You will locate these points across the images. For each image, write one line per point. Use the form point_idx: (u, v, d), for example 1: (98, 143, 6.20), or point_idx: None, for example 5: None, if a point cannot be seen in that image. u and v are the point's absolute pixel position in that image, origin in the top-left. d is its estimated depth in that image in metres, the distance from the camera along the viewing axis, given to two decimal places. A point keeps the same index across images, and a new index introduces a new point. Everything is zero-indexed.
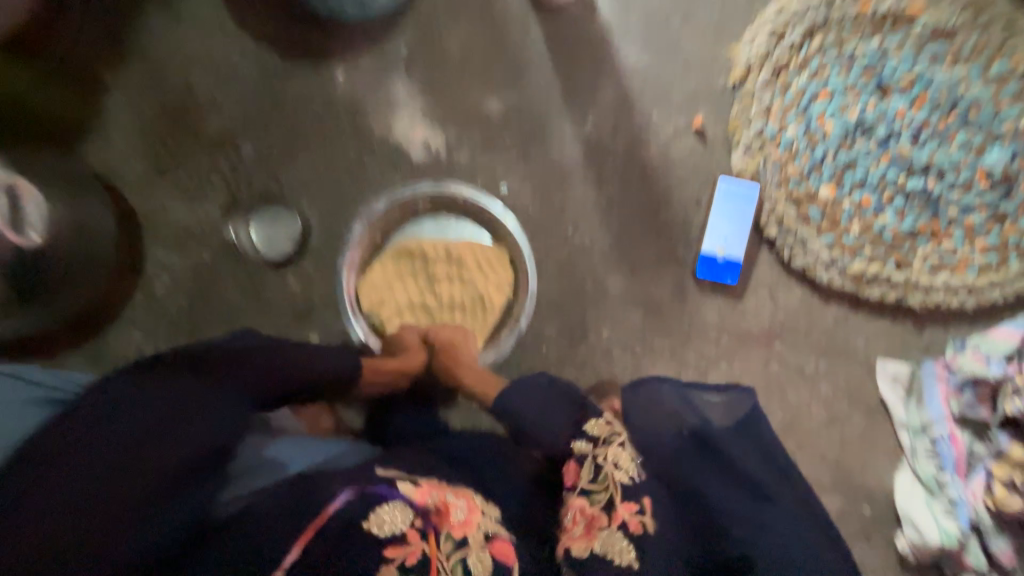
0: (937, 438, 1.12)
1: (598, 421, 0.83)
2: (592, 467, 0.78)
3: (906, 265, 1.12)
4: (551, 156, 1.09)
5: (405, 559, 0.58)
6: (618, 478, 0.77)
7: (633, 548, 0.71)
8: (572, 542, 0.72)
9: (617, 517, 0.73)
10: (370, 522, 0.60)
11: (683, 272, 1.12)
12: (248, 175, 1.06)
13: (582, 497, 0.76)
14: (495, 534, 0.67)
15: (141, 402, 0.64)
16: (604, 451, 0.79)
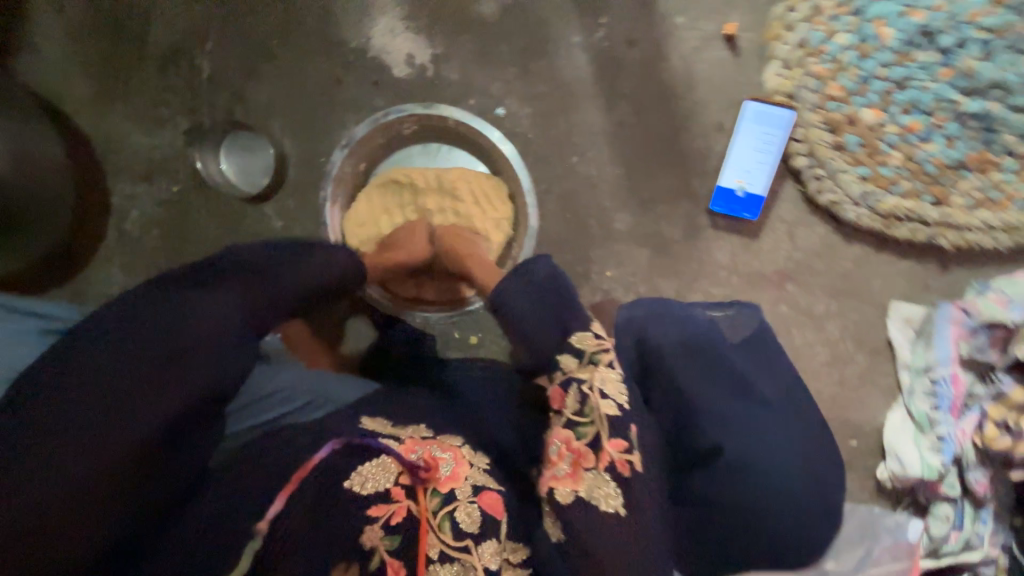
0: (939, 379, 1.10)
1: (586, 335, 0.65)
2: (579, 394, 0.61)
3: (945, 200, 1.02)
4: (555, 70, 0.94)
5: (391, 517, 0.53)
6: (607, 409, 0.60)
7: (621, 492, 0.57)
8: (557, 482, 0.59)
9: (605, 457, 0.58)
10: (353, 482, 0.54)
11: (697, 207, 1.02)
12: (209, 95, 0.93)
13: (567, 428, 0.61)
14: (484, 485, 0.59)
15: (160, 317, 0.56)
16: (591, 376, 0.62)
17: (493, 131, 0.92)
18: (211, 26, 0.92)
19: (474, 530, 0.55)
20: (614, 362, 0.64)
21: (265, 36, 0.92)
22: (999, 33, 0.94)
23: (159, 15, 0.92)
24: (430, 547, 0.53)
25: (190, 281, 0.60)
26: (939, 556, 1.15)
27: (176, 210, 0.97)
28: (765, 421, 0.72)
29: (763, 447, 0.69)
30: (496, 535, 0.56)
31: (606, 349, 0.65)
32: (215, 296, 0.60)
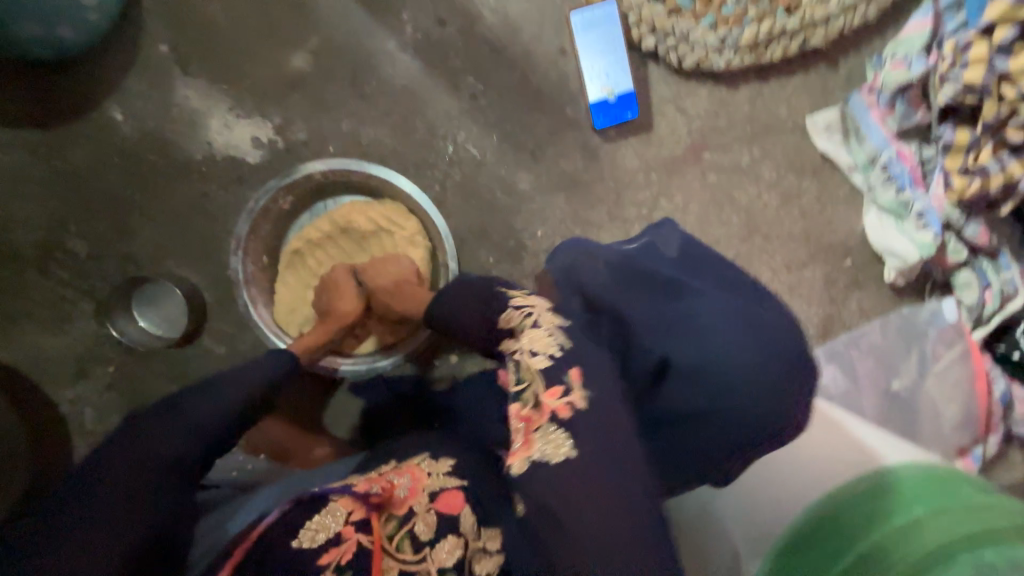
0: (888, 162, 1.09)
1: (511, 311, 0.60)
2: (513, 364, 0.55)
3: (796, 6, 1.00)
4: (388, 82, 0.95)
5: (340, 559, 0.51)
6: (538, 364, 0.53)
7: (569, 437, 0.49)
8: (510, 458, 0.52)
9: (545, 410, 0.51)
10: (301, 538, 0.52)
11: (584, 131, 1.02)
12: (99, 270, 0.93)
13: (514, 401, 0.54)
14: (442, 489, 0.57)
15: (162, 424, 0.58)
16: (520, 343, 0.56)
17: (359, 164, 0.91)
18: (64, 211, 0.92)
19: (429, 536, 0.53)
20: (538, 319, 0.57)
21: (121, 190, 0.93)
22: None
23: (11, 225, 0.92)
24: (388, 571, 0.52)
25: (186, 391, 0.62)
26: (986, 321, 1.13)
27: (124, 388, 0.96)
28: (718, 334, 0.56)
29: (705, 343, 0.55)
30: (457, 529, 0.54)
31: (529, 312, 0.58)
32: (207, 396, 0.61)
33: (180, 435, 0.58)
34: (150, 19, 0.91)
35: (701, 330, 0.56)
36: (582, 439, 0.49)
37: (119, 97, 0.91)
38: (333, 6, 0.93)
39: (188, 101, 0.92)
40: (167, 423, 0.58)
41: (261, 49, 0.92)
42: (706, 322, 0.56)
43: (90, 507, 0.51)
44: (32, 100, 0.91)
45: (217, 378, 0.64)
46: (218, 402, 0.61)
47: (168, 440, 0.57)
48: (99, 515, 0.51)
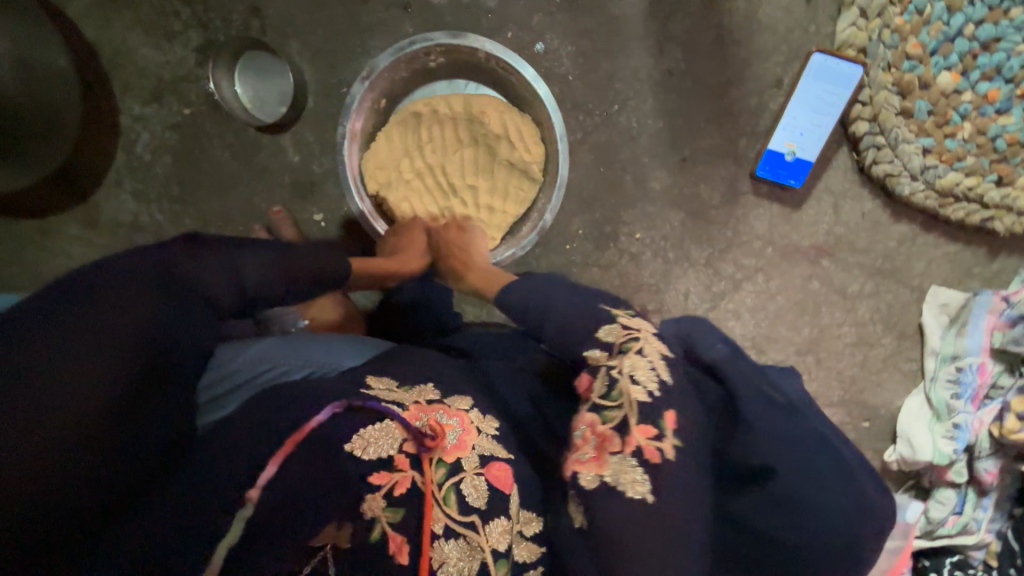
0: (965, 367, 1.07)
1: (615, 326, 0.58)
2: (607, 379, 0.54)
3: (1009, 181, 0.95)
4: (603, 4, 0.86)
5: (393, 488, 0.48)
6: (636, 394, 0.52)
7: (648, 478, 0.49)
8: (580, 466, 0.51)
9: (631, 442, 0.50)
10: (354, 445, 0.48)
11: (740, 170, 0.96)
12: (224, 6, 0.85)
13: (592, 411, 0.54)
14: (493, 454, 0.54)
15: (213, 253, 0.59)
16: (620, 362, 0.54)
17: (527, 67, 0.83)
18: None
19: (482, 506, 0.51)
20: (645, 348, 0.55)
21: None
22: None
23: None
24: (434, 522, 0.48)
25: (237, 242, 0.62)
26: (934, 537, 1.17)
27: (190, 136, 0.91)
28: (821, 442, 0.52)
29: (811, 510, 0.50)
30: (506, 512, 0.52)
31: (637, 337, 0.57)
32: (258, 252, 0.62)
33: (218, 277, 0.57)
34: None
35: (804, 447, 0.51)
36: (664, 485, 0.49)
37: None
38: None
39: None
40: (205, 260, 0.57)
41: None
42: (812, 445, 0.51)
43: (102, 302, 0.48)
44: None
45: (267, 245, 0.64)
46: (289, 258, 0.65)
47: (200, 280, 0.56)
48: (110, 312, 0.48)
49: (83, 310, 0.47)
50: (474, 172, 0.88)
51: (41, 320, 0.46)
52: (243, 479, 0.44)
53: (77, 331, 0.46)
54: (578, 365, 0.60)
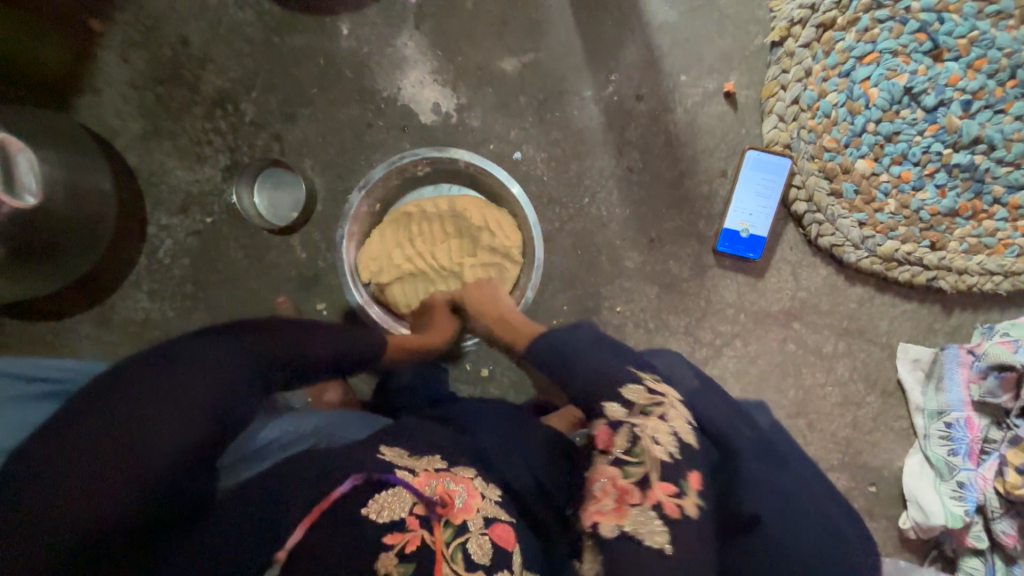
0: (952, 422, 1.10)
1: (639, 388, 0.66)
2: (630, 435, 0.62)
3: (942, 246, 1.07)
4: (568, 120, 1.02)
5: (405, 546, 0.52)
6: (658, 454, 0.61)
7: (666, 529, 0.59)
8: (602, 517, 0.61)
9: (651, 497, 0.60)
10: (370, 509, 0.53)
11: (704, 247, 1.07)
12: (250, 135, 1.00)
13: (614, 466, 0.62)
14: (495, 517, 0.59)
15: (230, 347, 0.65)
16: (643, 423, 0.63)
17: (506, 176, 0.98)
18: (253, 73, 1.00)
19: (486, 562, 0.55)
20: (667, 413, 0.64)
21: (305, 85, 1.00)
22: (978, 94, 1.01)
23: (204, 59, 0.99)
24: None
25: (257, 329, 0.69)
26: None
27: (208, 240, 1.02)
28: (800, 497, 0.70)
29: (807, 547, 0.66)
30: (508, 565, 0.56)
31: (660, 402, 0.66)
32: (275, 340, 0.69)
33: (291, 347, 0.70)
34: None
35: (789, 499, 0.68)
36: (682, 539, 0.58)
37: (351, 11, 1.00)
38: (560, 36, 1.02)
39: (403, 46, 1.00)
40: (268, 334, 0.69)
41: (484, 36, 1.01)
42: (798, 498, 0.69)
43: (197, 365, 0.62)
44: None
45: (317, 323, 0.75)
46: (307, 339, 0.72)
47: (266, 352, 0.67)
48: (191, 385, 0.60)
49: (181, 365, 0.61)
50: (460, 255, 0.98)
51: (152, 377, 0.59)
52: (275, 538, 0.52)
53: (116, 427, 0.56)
54: (596, 422, 0.67)
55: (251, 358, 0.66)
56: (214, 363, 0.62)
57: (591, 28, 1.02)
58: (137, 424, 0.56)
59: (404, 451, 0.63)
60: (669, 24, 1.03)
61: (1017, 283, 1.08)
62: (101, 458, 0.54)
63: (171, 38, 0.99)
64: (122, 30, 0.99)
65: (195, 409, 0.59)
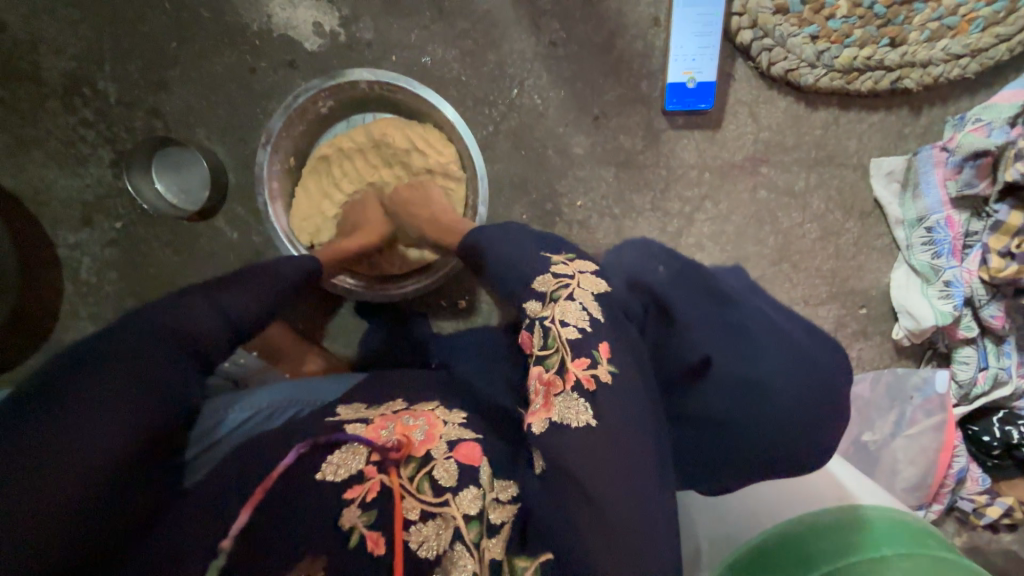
0: (934, 225, 1.08)
1: (547, 276, 0.57)
2: (542, 330, 0.55)
3: (902, 40, 0.98)
4: (470, 3, 0.90)
5: (365, 495, 0.49)
6: (568, 334, 0.53)
7: (589, 405, 0.50)
8: (531, 416, 0.53)
9: (571, 378, 0.51)
10: (325, 472, 0.51)
11: (652, 111, 0.98)
12: (123, 117, 0.88)
13: (537, 364, 0.55)
14: (460, 438, 0.55)
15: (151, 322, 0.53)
16: (552, 312, 0.54)
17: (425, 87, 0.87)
18: (99, 43, 0.85)
19: (453, 484, 0.50)
20: (578, 292, 0.56)
21: (162, 41, 0.86)
22: None
23: (39, 42, 0.85)
24: (408, 509, 0.49)
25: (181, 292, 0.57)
26: (971, 399, 1.15)
27: (128, 247, 0.94)
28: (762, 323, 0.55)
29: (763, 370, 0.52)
30: (478, 482, 0.52)
31: (568, 283, 0.56)
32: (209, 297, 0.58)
33: (236, 301, 0.59)
34: None
35: (741, 336, 0.54)
36: (606, 408, 0.50)
37: None
38: None
39: None
40: (196, 301, 0.57)
41: None
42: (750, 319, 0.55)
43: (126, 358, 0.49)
44: None
45: (251, 268, 0.64)
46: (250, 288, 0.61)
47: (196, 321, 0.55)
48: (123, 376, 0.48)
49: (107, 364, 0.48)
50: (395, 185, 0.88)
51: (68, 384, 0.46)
52: (219, 509, 0.47)
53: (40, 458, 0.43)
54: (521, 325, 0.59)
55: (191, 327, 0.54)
56: (144, 345, 0.51)
57: None
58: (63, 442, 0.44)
59: (361, 406, 0.63)
60: None
61: (985, 61, 1.00)
62: (42, 476, 0.42)
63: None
64: None
65: (143, 401, 0.48)
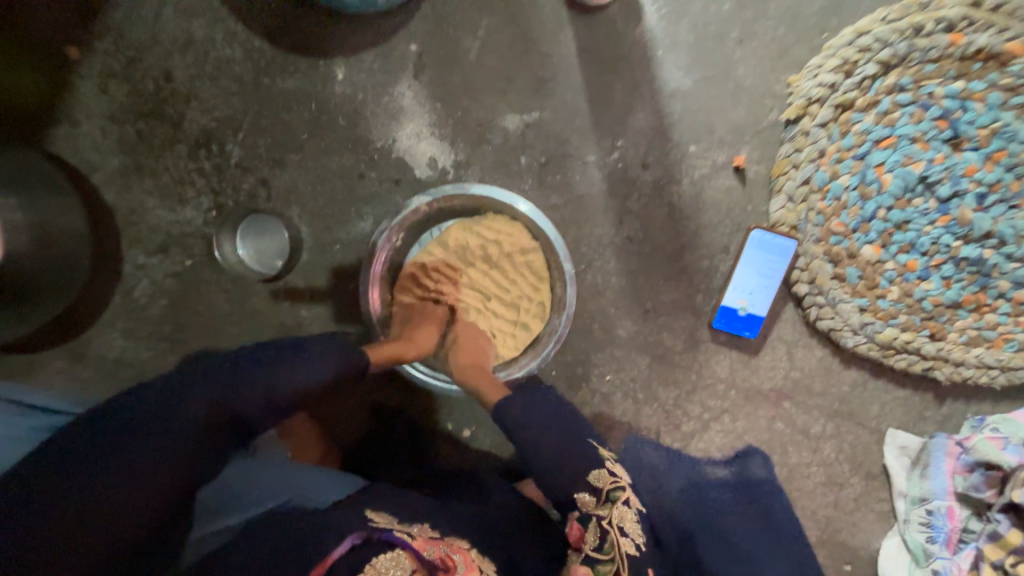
0: (934, 510, 1.07)
1: (603, 474, 0.76)
2: (598, 530, 0.74)
3: (941, 336, 1.04)
4: (569, 184, 0.98)
5: None
6: (624, 545, 0.73)
7: None
8: None
9: None
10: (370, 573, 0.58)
11: (699, 321, 1.04)
12: (235, 178, 0.96)
13: (586, 563, 0.74)
14: None
15: (202, 391, 0.69)
16: (610, 514, 0.74)
17: (525, 203, 0.94)
18: (241, 113, 0.94)
19: None
20: (629, 498, 0.76)
21: (293, 129, 0.94)
22: (994, 187, 0.97)
23: (190, 97, 0.93)
24: None
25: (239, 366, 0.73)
26: None
27: (187, 284, 0.98)
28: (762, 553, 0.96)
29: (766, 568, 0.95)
30: None
31: (621, 486, 0.76)
32: (253, 384, 0.71)
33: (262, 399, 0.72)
34: (417, 10, 0.92)
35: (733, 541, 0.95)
36: None
37: (348, 53, 0.93)
38: (569, 94, 0.96)
39: (401, 95, 0.94)
40: (245, 381, 0.71)
41: (486, 92, 0.95)
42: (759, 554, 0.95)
43: (175, 420, 0.66)
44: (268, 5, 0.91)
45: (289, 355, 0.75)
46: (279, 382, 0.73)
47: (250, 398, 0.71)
48: (154, 439, 0.64)
49: (157, 427, 0.65)
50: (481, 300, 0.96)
51: (123, 431, 0.64)
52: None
53: (88, 484, 0.61)
54: (569, 516, 0.78)
55: (234, 404, 0.70)
56: (187, 413, 0.67)
57: (601, 87, 0.96)
58: (103, 474, 0.62)
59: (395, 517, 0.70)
60: (682, 92, 0.97)
61: (1013, 379, 1.06)
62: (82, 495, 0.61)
63: (157, 71, 0.92)
64: (106, 61, 0.91)
65: (183, 443, 0.66)
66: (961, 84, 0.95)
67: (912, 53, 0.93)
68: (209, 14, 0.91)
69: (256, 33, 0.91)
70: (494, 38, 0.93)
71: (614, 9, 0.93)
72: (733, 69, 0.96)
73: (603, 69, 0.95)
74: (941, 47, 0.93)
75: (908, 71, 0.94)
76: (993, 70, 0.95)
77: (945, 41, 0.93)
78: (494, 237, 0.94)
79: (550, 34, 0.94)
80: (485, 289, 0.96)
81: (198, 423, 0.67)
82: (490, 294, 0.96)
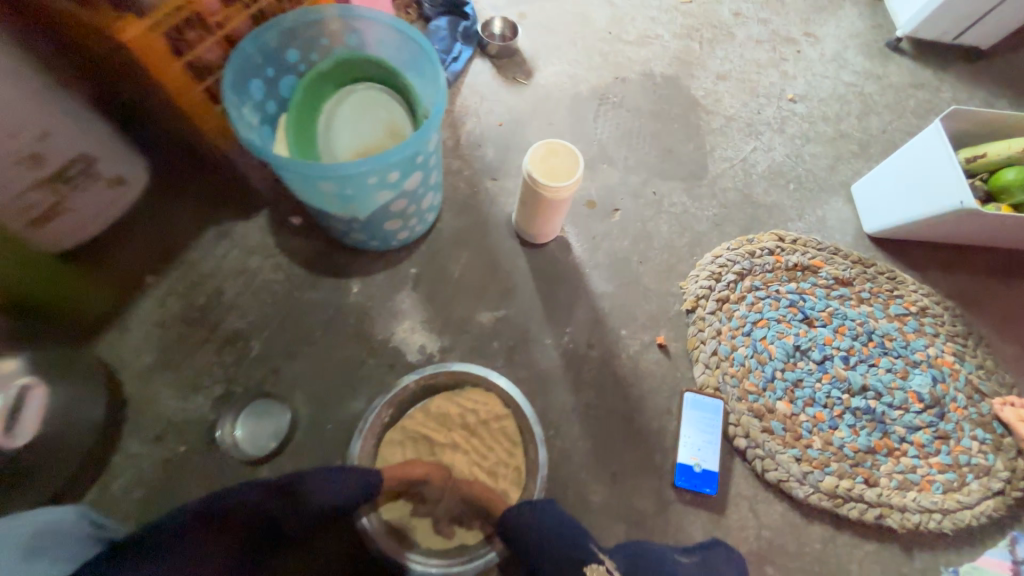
0: None
1: None
2: None
3: (875, 481, 1.17)
4: (533, 362, 1.21)
5: None
6: None
7: None
8: None
9: None
10: None
11: (663, 481, 1.13)
12: (250, 369, 1.12)
13: None
14: None
15: (305, 481, 0.90)
16: None
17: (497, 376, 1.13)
18: (270, 317, 1.18)
19: None
20: None
21: (310, 328, 1.18)
22: (850, 351, 1.29)
23: (229, 307, 1.18)
24: None
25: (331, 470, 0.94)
26: None
27: (176, 471, 1.02)
28: None
29: None
30: None
31: None
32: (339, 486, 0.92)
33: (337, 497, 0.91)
34: (415, 248, 1.30)
35: None
36: None
37: (363, 275, 1.25)
38: (527, 298, 1.29)
39: (401, 302, 1.23)
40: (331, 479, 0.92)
41: (464, 298, 1.26)
42: None
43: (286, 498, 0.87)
44: (306, 244, 1.26)
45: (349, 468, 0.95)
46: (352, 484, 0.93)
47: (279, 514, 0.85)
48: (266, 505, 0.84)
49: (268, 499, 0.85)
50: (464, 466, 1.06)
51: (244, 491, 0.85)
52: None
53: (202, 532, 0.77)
54: None
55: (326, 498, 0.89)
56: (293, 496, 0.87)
57: (550, 293, 1.30)
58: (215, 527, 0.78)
59: None
60: (608, 294, 1.33)
61: (957, 521, 1.15)
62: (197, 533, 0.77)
63: (209, 290, 1.18)
64: (168, 283, 1.18)
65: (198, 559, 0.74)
66: (794, 284, 1.37)
67: (754, 266, 1.38)
68: (260, 251, 1.23)
69: (293, 263, 1.23)
70: (471, 263, 1.31)
71: (553, 245, 1.36)
72: (640, 278, 1.36)
73: (548, 281, 1.31)
74: (771, 264, 1.39)
75: (756, 278, 1.37)
76: (810, 275, 1.39)
77: (772, 260, 1.39)
78: (472, 407, 1.10)
79: (510, 259, 1.33)
80: (465, 455, 1.07)
81: (223, 549, 0.78)
82: (470, 459, 1.07)
